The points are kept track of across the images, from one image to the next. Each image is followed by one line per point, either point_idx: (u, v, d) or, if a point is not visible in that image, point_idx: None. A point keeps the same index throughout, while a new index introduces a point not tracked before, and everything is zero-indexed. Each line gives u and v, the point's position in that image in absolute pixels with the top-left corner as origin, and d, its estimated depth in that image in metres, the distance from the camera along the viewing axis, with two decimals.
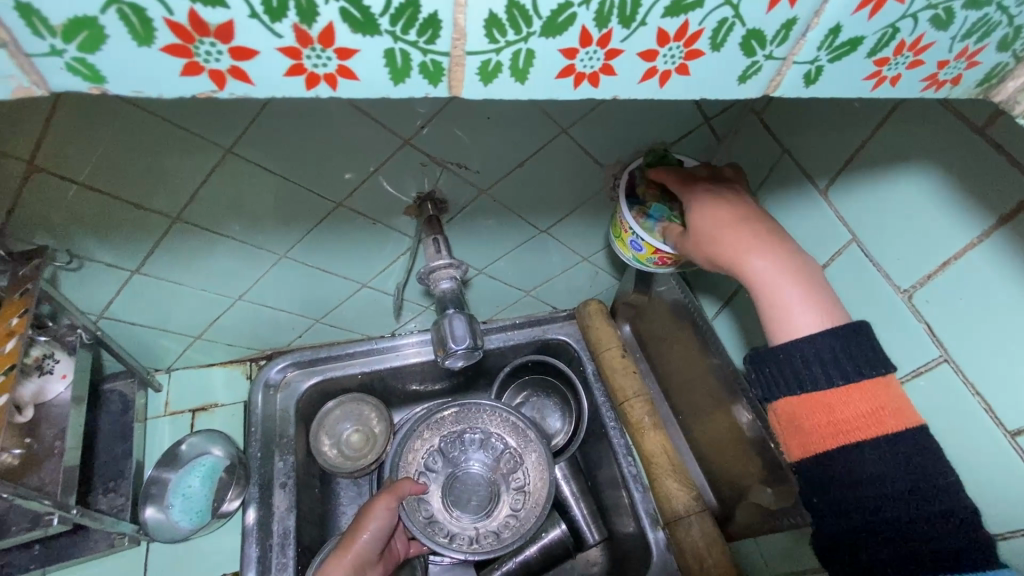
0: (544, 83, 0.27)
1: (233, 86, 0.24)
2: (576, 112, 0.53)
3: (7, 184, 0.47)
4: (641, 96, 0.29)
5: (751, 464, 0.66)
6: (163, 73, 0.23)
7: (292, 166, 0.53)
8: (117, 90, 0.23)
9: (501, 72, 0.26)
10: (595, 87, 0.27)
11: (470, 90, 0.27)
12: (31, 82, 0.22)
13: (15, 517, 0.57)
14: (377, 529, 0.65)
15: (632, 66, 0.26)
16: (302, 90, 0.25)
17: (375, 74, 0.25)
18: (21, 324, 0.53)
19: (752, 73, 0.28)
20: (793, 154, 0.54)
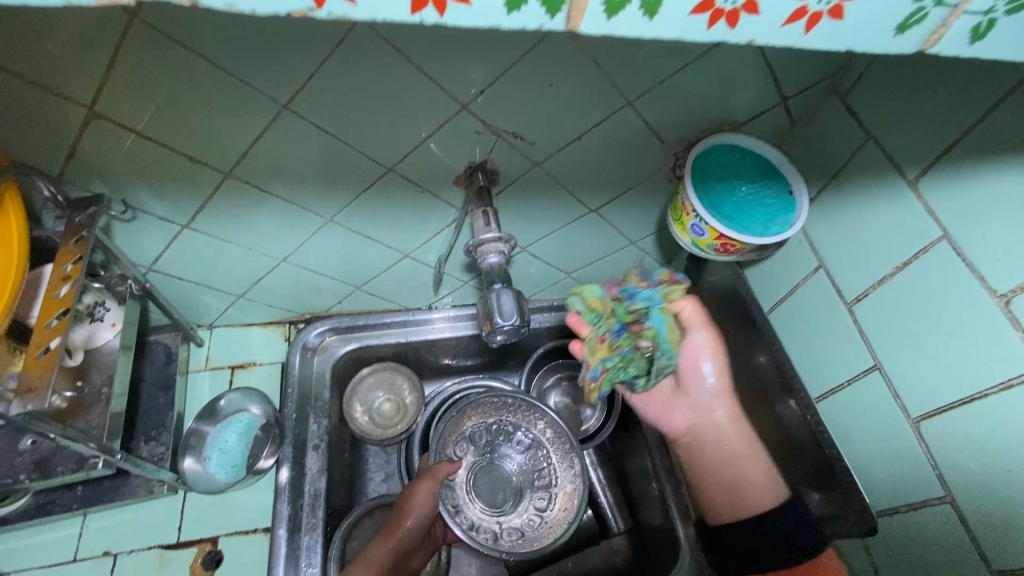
0: (676, 20, 0.24)
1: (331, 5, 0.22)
2: (645, 82, 0.51)
3: (67, 130, 0.47)
4: (779, 44, 0.26)
5: (793, 467, 0.63)
6: None
7: (347, 127, 0.52)
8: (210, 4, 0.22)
9: (630, 4, 0.23)
10: (732, 28, 0.24)
11: (590, 24, 0.24)
12: None
13: (61, 458, 0.57)
14: (421, 514, 0.65)
15: (779, 3, 0.24)
16: (408, 13, 0.23)
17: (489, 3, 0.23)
18: (76, 270, 0.53)
19: (912, 22, 0.25)
20: (880, 140, 0.51)
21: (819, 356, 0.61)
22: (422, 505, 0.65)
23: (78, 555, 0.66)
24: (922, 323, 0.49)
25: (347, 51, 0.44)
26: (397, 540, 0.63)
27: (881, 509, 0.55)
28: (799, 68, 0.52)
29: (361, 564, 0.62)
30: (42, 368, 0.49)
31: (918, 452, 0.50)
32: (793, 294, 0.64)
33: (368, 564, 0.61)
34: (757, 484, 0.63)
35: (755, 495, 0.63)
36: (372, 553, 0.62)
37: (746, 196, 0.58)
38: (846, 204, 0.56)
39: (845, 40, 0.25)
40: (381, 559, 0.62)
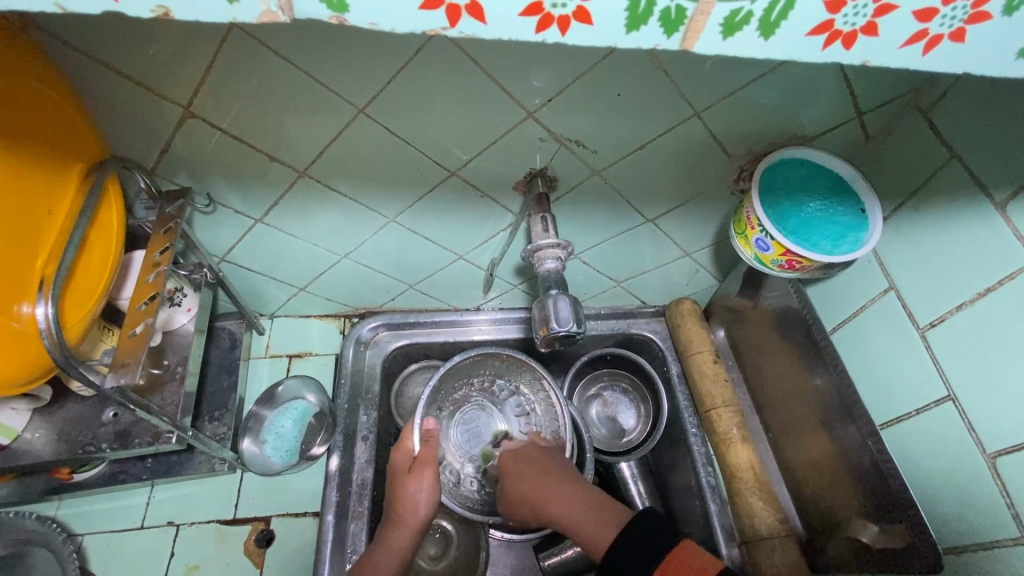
0: (790, 41, 0.24)
1: (464, 24, 0.23)
2: (714, 94, 0.50)
3: (163, 127, 0.51)
4: (894, 65, 0.25)
5: (851, 495, 0.61)
6: (406, 5, 0.22)
7: (416, 132, 0.54)
8: (355, 20, 0.23)
9: (748, 24, 0.23)
10: (847, 49, 0.24)
11: (705, 44, 0.24)
12: (278, 7, 0.22)
13: (140, 431, 0.63)
14: (425, 500, 0.64)
15: (900, 26, 0.23)
16: (530, 32, 0.24)
17: (611, 20, 0.23)
18: (164, 258, 0.57)
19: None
20: (965, 159, 0.49)
21: (885, 380, 0.58)
22: (426, 491, 0.65)
23: (145, 523, 0.70)
24: (1005, 354, 0.46)
25: (423, 59, 0.46)
26: (415, 527, 0.63)
27: (948, 546, 0.52)
28: (877, 84, 0.51)
29: (383, 554, 0.61)
30: (134, 346, 0.53)
31: (994, 491, 0.48)
32: (856, 317, 0.62)
33: (392, 553, 0.61)
34: (591, 529, 0.58)
35: (593, 538, 0.57)
36: (392, 541, 0.62)
37: (816, 212, 0.56)
38: (922, 226, 0.54)
39: (962, 63, 0.24)
40: (402, 548, 0.62)
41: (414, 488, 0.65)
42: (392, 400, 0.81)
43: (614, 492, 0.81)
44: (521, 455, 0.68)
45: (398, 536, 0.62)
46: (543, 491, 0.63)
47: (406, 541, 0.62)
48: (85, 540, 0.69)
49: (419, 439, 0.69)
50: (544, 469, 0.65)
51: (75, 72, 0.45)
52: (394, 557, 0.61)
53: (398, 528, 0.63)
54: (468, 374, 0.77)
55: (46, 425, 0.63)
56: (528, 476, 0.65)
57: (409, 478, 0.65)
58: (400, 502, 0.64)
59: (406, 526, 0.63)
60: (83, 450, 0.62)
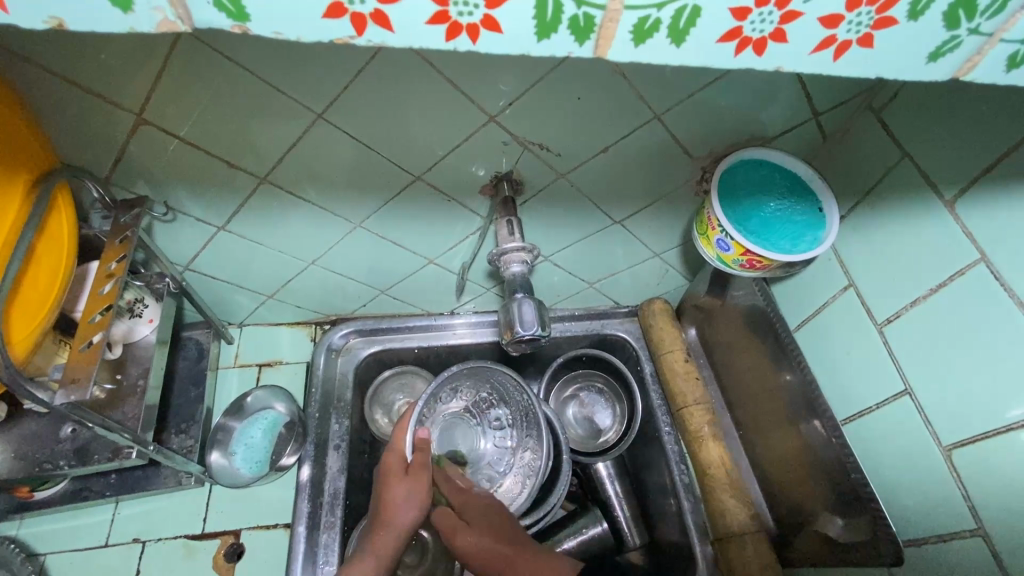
0: (702, 48, 0.24)
1: (373, 33, 0.23)
2: (674, 97, 0.51)
3: (115, 135, 0.50)
4: (808, 71, 0.25)
5: (817, 490, 0.62)
6: (309, 14, 0.22)
7: (377, 137, 0.53)
8: (260, 30, 0.23)
9: (659, 31, 0.23)
10: (759, 56, 0.24)
11: (619, 52, 0.24)
12: (176, 16, 0.22)
13: (99, 447, 0.61)
14: (410, 509, 0.63)
15: (809, 33, 0.23)
16: (441, 41, 0.23)
17: (521, 27, 0.23)
18: (119, 269, 0.55)
19: (946, 50, 0.24)
20: (915, 159, 0.50)
21: (847, 375, 0.59)
22: (413, 498, 0.63)
23: (109, 540, 0.68)
24: (959, 348, 0.47)
25: (380, 65, 0.45)
26: (399, 531, 0.62)
27: (909, 539, 0.53)
28: (832, 85, 0.52)
29: (370, 557, 0.60)
30: (86, 361, 0.51)
31: (949, 482, 0.49)
32: (819, 314, 0.63)
33: (379, 560, 0.60)
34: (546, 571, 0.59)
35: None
36: (376, 544, 0.61)
37: (775, 212, 0.57)
38: (879, 224, 0.55)
39: (874, 67, 0.25)
40: (393, 550, 0.61)
41: (395, 494, 0.63)
42: (365, 407, 0.80)
43: (590, 493, 0.81)
44: (486, 509, 0.64)
45: (382, 544, 0.61)
46: (496, 559, 0.59)
47: (391, 549, 0.61)
48: (46, 560, 0.67)
49: (413, 444, 0.68)
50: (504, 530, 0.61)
51: (18, 79, 0.43)
52: (384, 562, 0.60)
53: (383, 533, 0.62)
54: (454, 385, 0.76)
55: (1, 443, 0.61)
56: (487, 537, 0.60)
57: (394, 490, 0.64)
58: (383, 505, 0.63)
59: (388, 530, 0.62)
60: (40, 468, 0.60)
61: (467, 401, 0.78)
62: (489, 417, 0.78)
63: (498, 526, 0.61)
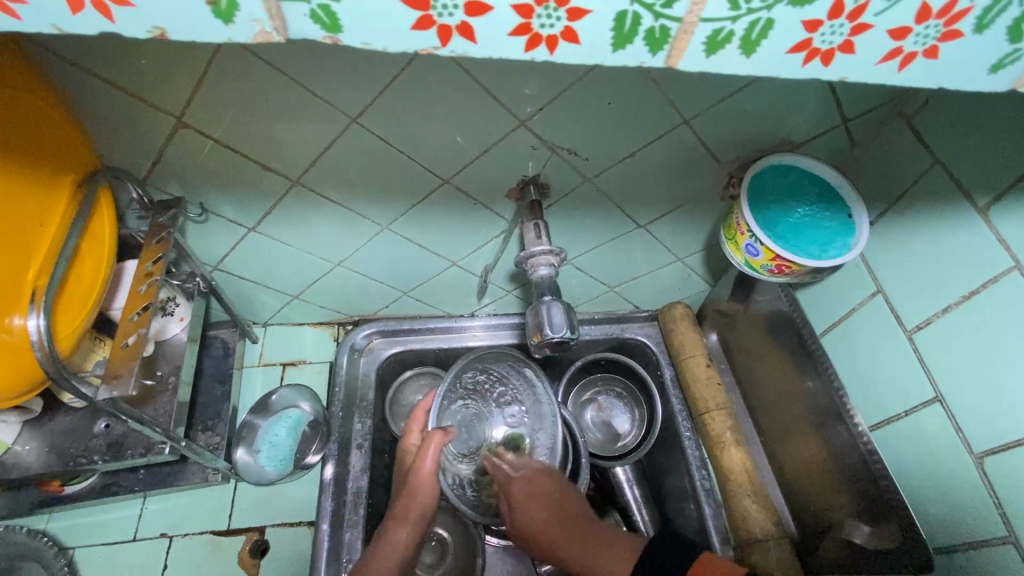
0: (772, 58, 0.24)
1: (455, 44, 0.24)
2: (703, 102, 0.51)
3: (157, 137, 0.51)
4: (871, 81, 0.26)
5: (842, 496, 0.62)
6: (397, 27, 0.23)
7: (410, 141, 0.54)
8: (348, 41, 0.24)
9: (730, 43, 0.24)
10: (826, 66, 0.25)
11: (689, 62, 0.25)
12: (273, 28, 0.23)
13: (132, 442, 0.62)
14: (425, 492, 0.63)
15: (877, 44, 0.24)
16: (519, 51, 0.24)
17: (597, 39, 0.23)
18: (156, 268, 0.57)
19: (1007, 62, 0.24)
20: (947, 165, 0.50)
21: (874, 382, 0.59)
22: (427, 478, 0.63)
23: (137, 535, 0.70)
24: (992, 356, 0.47)
25: (416, 70, 0.46)
26: (416, 520, 0.62)
27: (937, 547, 0.53)
28: (863, 92, 0.52)
29: (387, 548, 0.61)
30: (126, 358, 0.52)
31: (981, 490, 0.48)
32: (845, 320, 0.63)
33: (393, 550, 0.61)
34: (605, 563, 0.59)
35: (607, 566, 0.59)
36: (392, 536, 0.61)
37: (803, 217, 0.57)
38: (907, 230, 0.54)
39: (936, 78, 0.25)
40: (404, 540, 0.61)
41: (417, 478, 0.63)
42: (386, 407, 0.81)
43: (609, 497, 0.82)
44: (546, 489, 0.66)
45: (397, 528, 0.62)
46: (554, 534, 0.64)
47: (405, 532, 0.62)
48: (76, 553, 0.68)
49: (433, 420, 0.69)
50: (559, 504, 0.65)
51: (71, 83, 0.45)
52: (395, 552, 0.61)
53: (399, 522, 0.62)
54: (482, 368, 0.73)
55: (37, 438, 0.62)
56: (541, 506, 0.65)
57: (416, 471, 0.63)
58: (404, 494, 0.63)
59: (406, 520, 0.62)
60: (75, 462, 0.61)
61: (475, 391, 0.74)
62: (494, 399, 0.74)
63: (556, 497, 0.65)
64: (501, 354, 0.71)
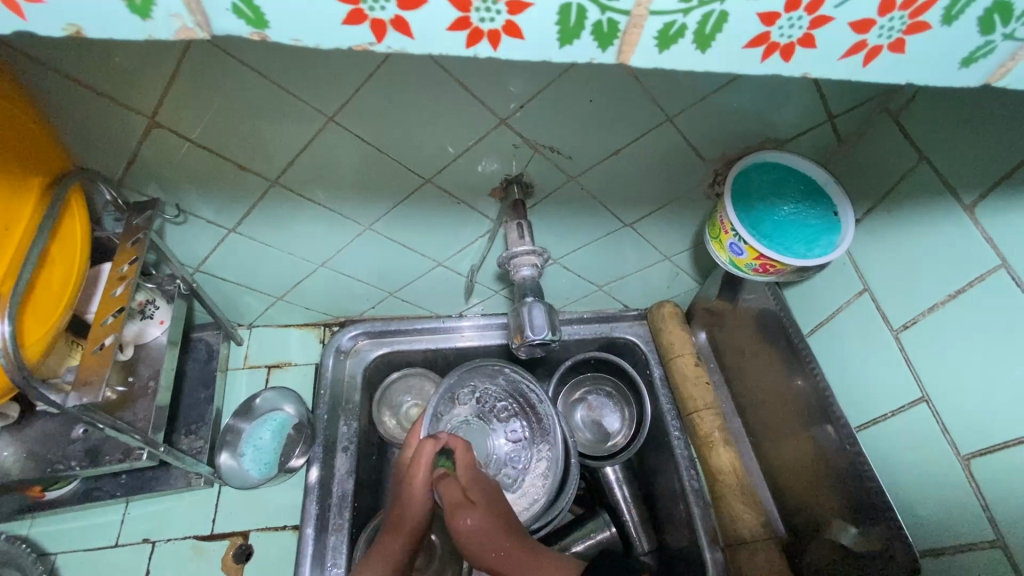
0: (728, 54, 0.24)
1: (391, 40, 0.23)
2: (686, 99, 0.50)
3: (128, 138, 0.50)
4: (835, 76, 0.25)
5: (830, 496, 0.61)
6: (329, 21, 0.22)
7: (390, 140, 0.53)
8: (277, 38, 0.23)
9: (683, 37, 0.23)
10: (787, 61, 0.24)
11: (643, 57, 0.24)
12: (195, 23, 0.22)
13: (110, 448, 0.61)
14: (416, 504, 0.63)
15: (838, 39, 0.23)
16: (460, 47, 0.23)
17: (542, 33, 0.23)
18: (131, 271, 0.56)
19: (979, 55, 0.24)
20: (933, 162, 0.49)
21: (862, 381, 0.58)
22: (418, 492, 0.63)
23: (119, 540, 0.69)
24: (978, 355, 0.46)
25: (391, 68, 0.45)
26: (408, 531, 0.62)
27: (925, 548, 0.52)
28: (849, 88, 0.51)
29: (377, 558, 0.61)
30: (99, 363, 0.52)
31: (967, 491, 0.48)
32: (833, 319, 0.62)
33: (385, 558, 0.61)
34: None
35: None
36: (387, 548, 0.61)
37: (789, 216, 0.56)
38: (894, 227, 0.54)
39: (906, 73, 0.24)
40: (396, 553, 0.61)
41: (408, 490, 0.64)
42: (373, 409, 0.80)
43: (598, 497, 0.81)
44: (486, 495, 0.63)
45: (387, 542, 0.61)
46: (498, 550, 0.59)
47: (399, 546, 0.62)
48: (57, 560, 0.67)
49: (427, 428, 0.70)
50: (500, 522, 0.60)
51: (33, 83, 0.44)
52: (387, 565, 0.60)
53: (393, 533, 0.62)
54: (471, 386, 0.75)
55: (15, 443, 0.61)
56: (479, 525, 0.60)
57: (413, 481, 0.64)
58: (399, 505, 0.64)
59: (400, 531, 0.63)
60: (52, 468, 0.60)
61: (473, 407, 0.75)
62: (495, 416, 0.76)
63: (500, 519, 0.61)
64: (484, 366, 0.73)
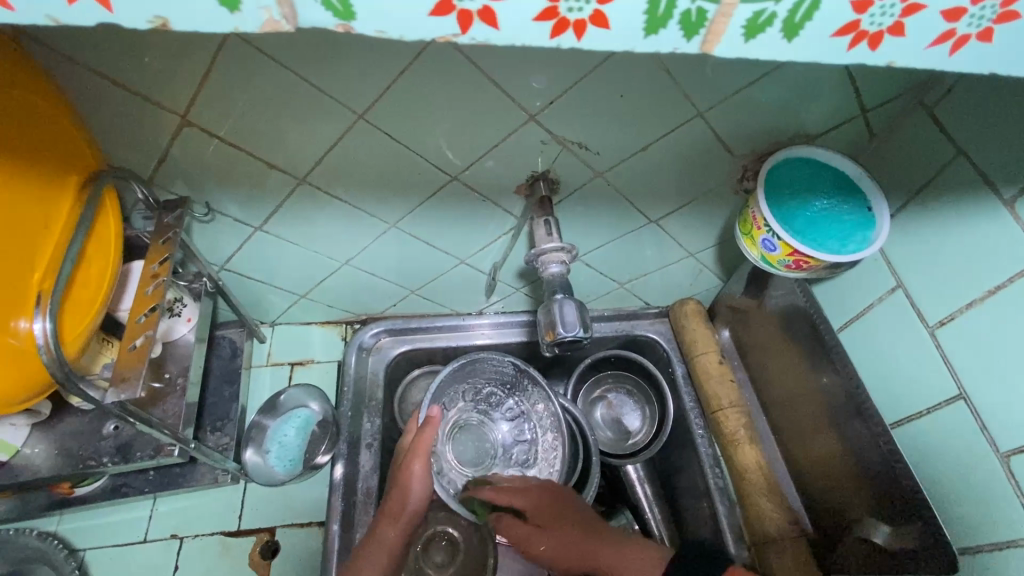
0: (815, 43, 0.23)
1: (475, 30, 0.23)
2: (718, 94, 0.50)
3: (160, 135, 0.50)
4: (920, 66, 0.24)
5: (860, 495, 0.61)
6: (413, 12, 0.22)
7: (418, 137, 0.53)
8: (362, 29, 0.23)
9: (771, 26, 0.22)
10: (873, 49, 0.23)
11: (725, 47, 0.23)
12: (282, 17, 0.22)
13: (141, 444, 0.62)
14: (418, 487, 0.63)
15: (929, 27, 0.22)
16: (545, 37, 0.23)
17: (630, 21, 0.22)
18: (163, 269, 0.56)
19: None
20: (972, 155, 0.48)
21: (894, 379, 0.58)
22: (420, 482, 0.63)
23: (148, 536, 0.70)
24: (1019, 351, 0.46)
25: (423, 64, 0.45)
26: (407, 519, 0.62)
27: (962, 547, 0.51)
28: (884, 81, 0.50)
29: (376, 547, 0.61)
30: (134, 360, 0.52)
31: (1007, 489, 0.47)
32: (863, 315, 0.61)
33: (383, 547, 0.61)
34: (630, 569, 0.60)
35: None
36: (381, 535, 0.62)
37: (821, 211, 0.56)
38: (930, 222, 0.53)
39: (984, 61, 0.24)
40: (391, 539, 0.62)
41: (408, 474, 0.64)
42: (394, 406, 0.80)
43: (620, 496, 0.81)
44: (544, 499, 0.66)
45: (386, 527, 0.62)
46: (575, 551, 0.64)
47: (397, 532, 0.62)
48: (87, 555, 0.68)
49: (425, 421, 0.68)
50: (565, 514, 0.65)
51: (68, 81, 0.44)
52: (384, 552, 0.61)
53: (389, 521, 0.62)
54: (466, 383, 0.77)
55: (46, 441, 0.62)
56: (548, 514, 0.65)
57: (408, 468, 0.64)
58: (392, 492, 0.63)
59: (398, 520, 0.62)
60: (84, 465, 0.61)
61: (472, 399, 0.78)
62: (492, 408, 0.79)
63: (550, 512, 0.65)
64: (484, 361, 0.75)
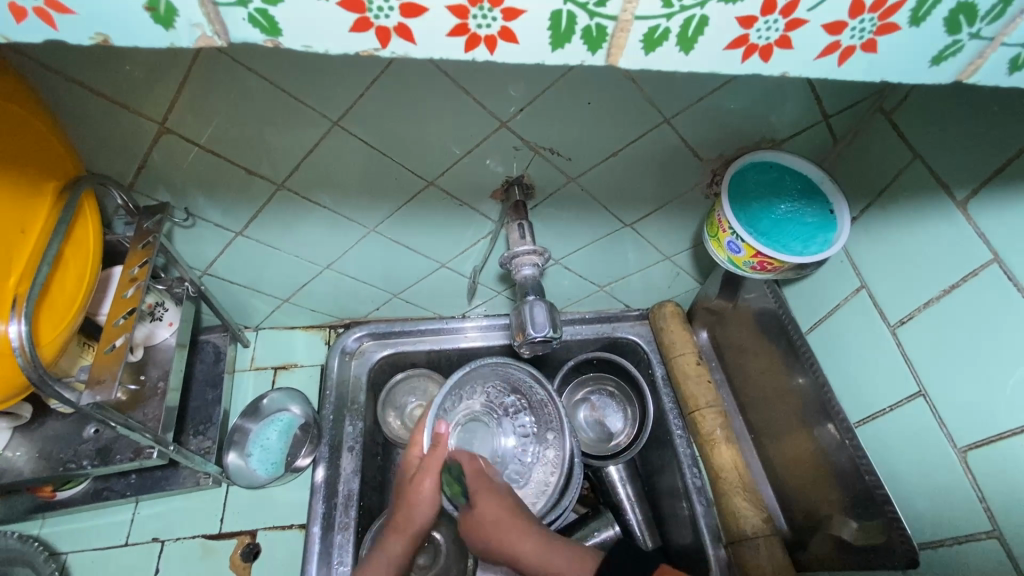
0: (709, 55, 0.25)
1: (395, 45, 0.24)
2: (684, 101, 0.51)
3: (139, 142, 0.51)
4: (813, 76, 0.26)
5: (830, 493, 0.62)
6: (335, 27, 0.23)
7: (393, 143, 0.54)
8: (289, 44, 0.24)
9: (667, 40, 0.24)
10: (765, 61, 0.25)
11: (629, 59, 0.25)
12: (214, 33, 0.23)
13: (121, 447, 0.62)
14: (427, 510, 0.62)
15: (813, 40, 0.24)
16: (460, 52, 0.25)
17: (535, 37, 0.24)
18: (142, 273, 0.57)
19: (948, 54, 0.25)
20: (927, 159, 0.50)
21: (861, 378, 0.59)
22: (430, 494, 0.62)
23: (130, 540, 0.70)
24: (972, 349, 0.47)
25: (393, 73, 0.46)
26: (411, 534, 0.62)
27: (924, 542, 0.52)
28: (844, 88, 0.52)
29: (382, 560, 0.61)
30: (111, 362, 0.53)
31: (965, 484, 0.48)
32: (831, 316, 0.63)
33: (388, 561, 0.61)
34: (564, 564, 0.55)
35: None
36: (388, 549, 0.61)
37: (785, 214, 0.58)
38: (892, 225, 0.54)
39: (878, 72, 0.25)
40: (398, 555, 0.61)
41: (418, 491, 0.63)
42: (378, 410, 0.81)
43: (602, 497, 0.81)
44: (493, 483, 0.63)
45: (392, 543, 0.62)
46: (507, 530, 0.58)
47: (401, 544, 0.62)
48: (69, 559, 0.68)
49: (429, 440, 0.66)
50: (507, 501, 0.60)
51: (46, 90, 0.45)
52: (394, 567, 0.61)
53: (398, 535, 0.62)
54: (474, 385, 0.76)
55: (27, 444, 0.62)
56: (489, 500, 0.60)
57: (416, 491, 0.62)
58: (401, 508, 0.63)
59: (403, 533, 0.62)
60: (64, 468, 0.61)
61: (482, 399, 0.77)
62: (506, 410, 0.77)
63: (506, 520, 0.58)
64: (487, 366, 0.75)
